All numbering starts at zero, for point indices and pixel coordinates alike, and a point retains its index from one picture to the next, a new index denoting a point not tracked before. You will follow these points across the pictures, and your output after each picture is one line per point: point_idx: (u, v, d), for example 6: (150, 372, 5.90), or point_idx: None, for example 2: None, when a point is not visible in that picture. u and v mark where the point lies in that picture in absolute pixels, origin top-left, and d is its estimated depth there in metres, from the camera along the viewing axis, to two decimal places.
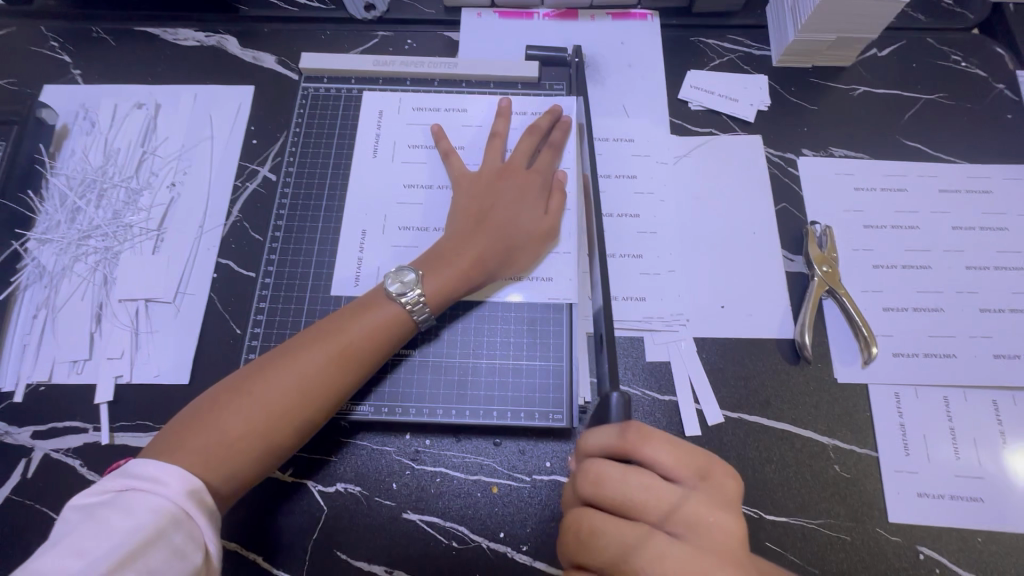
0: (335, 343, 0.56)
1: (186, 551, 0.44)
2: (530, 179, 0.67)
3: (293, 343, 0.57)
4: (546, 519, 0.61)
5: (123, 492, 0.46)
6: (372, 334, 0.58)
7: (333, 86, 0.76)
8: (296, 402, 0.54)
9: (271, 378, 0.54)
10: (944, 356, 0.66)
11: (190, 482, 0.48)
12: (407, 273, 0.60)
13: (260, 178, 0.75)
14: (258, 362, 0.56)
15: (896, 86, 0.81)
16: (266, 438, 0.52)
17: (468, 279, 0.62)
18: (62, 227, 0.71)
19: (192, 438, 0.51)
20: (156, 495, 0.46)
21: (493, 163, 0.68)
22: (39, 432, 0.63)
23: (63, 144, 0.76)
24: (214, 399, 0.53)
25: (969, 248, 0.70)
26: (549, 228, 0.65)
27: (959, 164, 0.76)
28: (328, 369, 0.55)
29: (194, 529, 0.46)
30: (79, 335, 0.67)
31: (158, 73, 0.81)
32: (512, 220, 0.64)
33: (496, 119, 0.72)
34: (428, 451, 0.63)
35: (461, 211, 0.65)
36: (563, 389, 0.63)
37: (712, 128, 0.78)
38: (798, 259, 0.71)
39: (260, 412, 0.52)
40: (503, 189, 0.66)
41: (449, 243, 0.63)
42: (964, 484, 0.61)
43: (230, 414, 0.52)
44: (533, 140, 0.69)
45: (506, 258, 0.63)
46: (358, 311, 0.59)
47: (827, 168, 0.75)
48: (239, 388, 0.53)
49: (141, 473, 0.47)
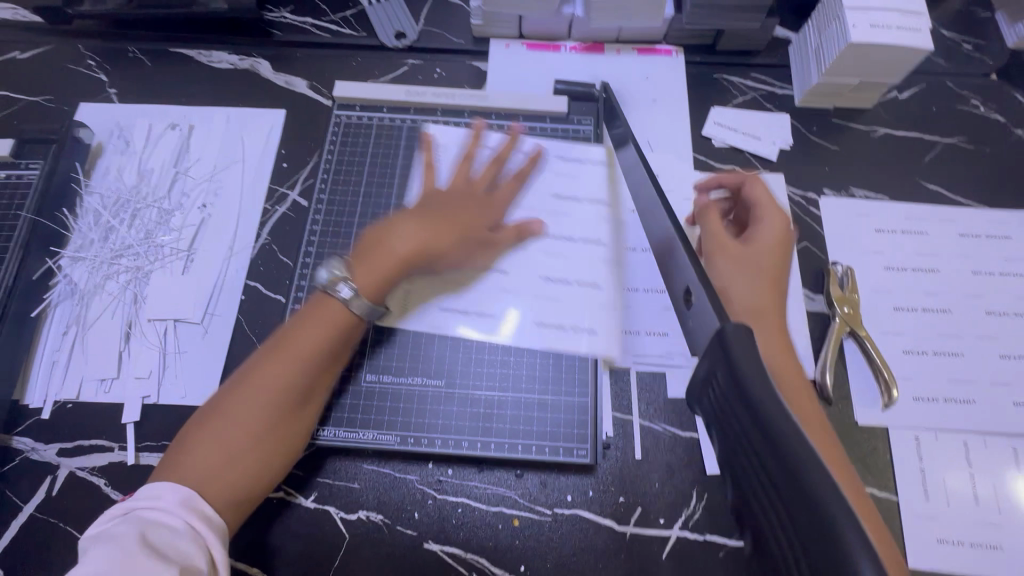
0: (285, 346, 0.56)
1: (188, 554, 0.47)
2: (529, 208, 0.68)
3: (251, 358, 0.58)
4: (567, 554, 0.61)
5: (126, 513, 0.49)
6: (320, 331, 0.57)
7: (364, 114, 0.77)
8: (259, 410, 0.54)
9: (234, 395, 0.55)
10: (965, 401, 0.66)
11: (181, 494, 0.50)
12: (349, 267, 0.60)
13: (290, 201, 0.76)
14: (223, 386, 0.57)
15: (916, 129, 0.82)
16: (241, 452, 0.53)
17: (402, 266, 0.61)
18: (94, 246, 0.72)
19: (176, 467, 0.52)
20: (153, 509, 0.49)
21: (491, 187, 0.69)
22: (65, 449, 0.64)
23: (98, 162, 0.77)
24: (196, 424, 0.55)
25: (989, 293, 0.71)
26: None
27: (979, 208, 0.77)
28: (286, 372, 0.55)
29: (195, 534, 0.49)
30: (108, 354, 0.68)
31: (192, 95, 0.83)
32: (511, 241, 0.65)
33: (501, 145, 0.72)
34: (451, 481, 0.63)
35: (459, 233, 0.66)
36: (588, 425, 0.64)
37: (735, 165, 0.79)
38: (819, 297, 0.71)
39: (225, 427, 0.53)
40: (496, 213, 0.67)
41: (446, 265, 0.64)
42: (985, 532, 0.61)
43: (206, 436, 0.53)
44: (531, 170, 0.71)
45: (461, 250, 0.63)
46: (305, 316, 0.59)
47: (848, 209, 0.77)
48: (214, 409, 0.55)
49: (138, 496, 0.50)
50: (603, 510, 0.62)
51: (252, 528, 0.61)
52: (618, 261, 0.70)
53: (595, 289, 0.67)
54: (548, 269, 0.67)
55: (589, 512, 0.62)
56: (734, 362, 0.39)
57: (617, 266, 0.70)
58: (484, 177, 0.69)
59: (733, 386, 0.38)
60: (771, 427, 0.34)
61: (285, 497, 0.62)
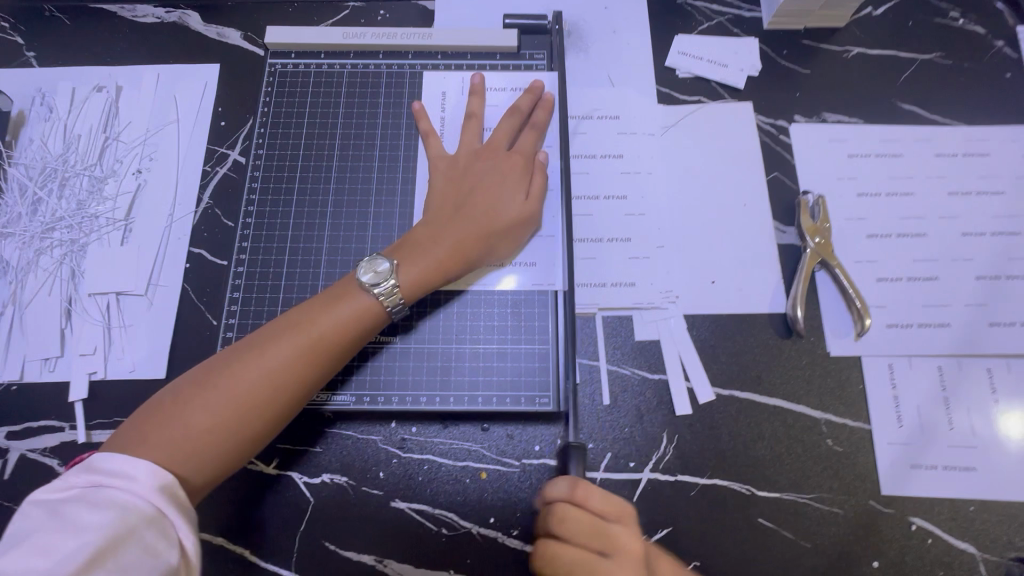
0: (308, 335, 0.54)
1: (158, 549, 0.42)
2: (510, 162, 0.64)
3: (263, 334, 0.55)
4: (536, 503, 0.60)
5: (92, 487, 0.44)
6: (346, 323, 0.55)
7: (301, 62, 0.72)
8: (262, 395, 0.51)
9: (236, 370, 0.52)
10: (939, 325, 0.64)
11: (160, 476, 0.46)
12: (380, 262, 0.58)
13: (230, 162, 0.72)
14: (221, 354, 0.54)
15: (891, 46, 0.78)
16: (235, 432, 0.50)
17: (446, 269, 0.59)
18: (24, 220, 0.68)
19: (156, 432, 0.48)
20: (126, 491, 0.44)
21: (472, 145, 0.66)
22: (14, 432, 0.62)
23: (21, 133, 0.72)
24: (183, 388, 0.51)
25: (965, 214, 0.68)
26: (532, 211, 0.63)
27: (958, 126, 0.73)
28: (300, 364, 0.53)
29: (167, 526, 0.44)
30: (49, 332, 0.64)
31: (117, 54, 0.77)
32: (497, 202, 0.62)
33: (469, 98, 0.69)
34: (415, 438, 0.62)
35: (439, 198, 0.63)
36: (550, 372, 0.61)
37: (701, 96, 0.75)
38: (790, 230, 0.69)
39: (222, 404, 0.50)
40: (484, 171, 0.63)
41: (425, 232, 0.60)
42: (957, 454, 0.60)
43: (194, 407, 0.50)
44: (516, 121, 0.67)
45: (488, 244, 0.61)
46: (329, 301, 0.57)
47: (820, 134, 0.73)
48: (206, 380, 0.51)
49: (109, 467, 0.46)
50: None
51: (214, 498, 0.60)
52: None
53: (553, 237, 0.65)
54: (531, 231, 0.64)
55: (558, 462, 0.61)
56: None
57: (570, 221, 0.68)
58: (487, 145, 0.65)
59: None
60: None
61: (245, 465, 0.61)
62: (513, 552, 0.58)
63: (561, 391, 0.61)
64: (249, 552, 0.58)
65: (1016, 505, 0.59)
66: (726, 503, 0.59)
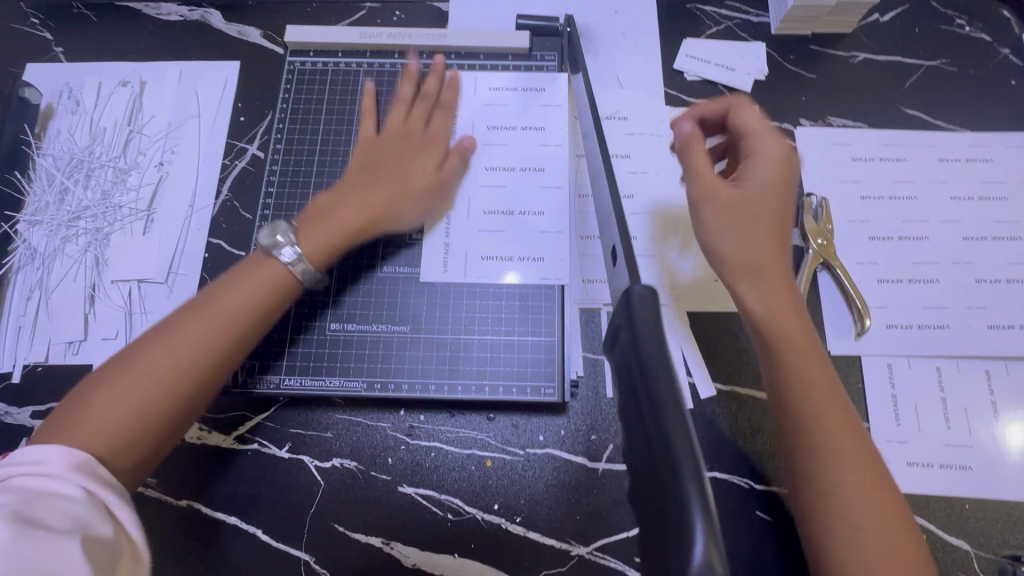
0: (219, 310, 0.52)
1: (89, 519, 0.41)
2: (421, 143, 0.66)
3: (169, 318, 0.52)
4: (539, 492, 0.61)
5: (1, 482, 0.41)
6: (244, 300, 0.53)
7: (319, 60, 0.74)
8: (189, 373, 0.49)
9: (145, 354, 0.49)
10: (938, 327, 0.65)
11: (77, 457, 0.43)
12: (281, 225, 0.58)
13: (249, 156, 0.74)
14: (135, 341, 0.50)
15: (897, 53, 0.79)
16: (161, 414, 0.47)
17: (346, 233, 0.60)
18: (51, 209, 0.71)
19: (73, 420, 0.45)
20: (40, 476, 0.42)
21: (397, 124, 0.67)
22: (39, 411, 0.64)
23: (49, 125, 0.75)
24: (96, 379, 0.48)
25: (968, 218, 0.69)
26: (440, 180, 0.65)
27: (962, 132, 0.74)
28: (216, 339, 0.51)
29: (95, 497, 0.42)
30: (73, 316, 0.67)
31: (142, 50, 0.79)
32: (400, 173, 0.63)
33: (451, 91, 0.71)
34: (422, 426, 0.64)
35: (354, 168, 0.64)
36: (556, 365, 0.63)
37: (708, 99, 0.76)
38: (793, 231, 0.70)
39: (131, 389, 0.47)
40: (388, 145, 0.65)
41: (329, 199, 0.61)
42: (954, 453, 0.62)
43: (107, 393, 0.47)
44: (426, 104, 0.68)
45: (389, 211, 0.62)
46: (230, 278, 0.55)
47: (824, 138, 0.74)
48: (125, 365, 0.48)
49: (21, 460, 0.43)
50: (574, 448, 0.63)
51: (229, 480, 0.62)
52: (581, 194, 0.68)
53: (561, 233, 0.66)
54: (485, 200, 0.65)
55: (561, 451, 0.62)
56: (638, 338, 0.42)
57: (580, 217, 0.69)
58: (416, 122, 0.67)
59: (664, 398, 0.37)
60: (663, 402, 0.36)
61: (259, 449, 0.63)
62: (516, 538, 0.60)
63: (566, 382, 0.63)
64: (262, 532, 0.61)
65: (1011, 504, 0.60)
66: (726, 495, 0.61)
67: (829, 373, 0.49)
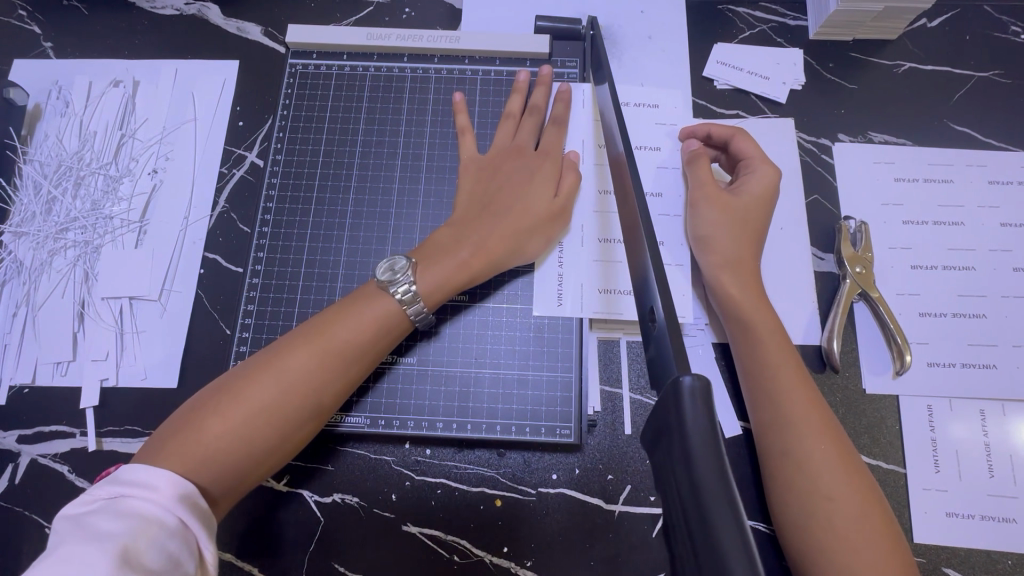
0: (328, 343, 0.52)
1: (180, 560, 0.41)
2: (541, 161, 0.62)
3: (283, 343, 0.53)
4: (551, 534, 0.58)
5: (114, 499, 0.42)
6: (365, 331, 0.53)
7: (323, 62, 0.69)
8: (284, 405, 0.50)
9: (253, 380, 0.50)
10: (984, 366, 0.61)
11: (181, 486, 0.44)
12: (399, 260, 0.56)
13: (248, 164, 0.70)
14: (243, 364, 0.52)
15: (945, 62, 0.73)
16: (254, 444, 0.49)
17: (469, 270, 0.57)
18: (38, 219, 0.67)
19: (177, 443, 0.47)
20: (149, 502, 0.42)
21: (505, 143, 0.64)
22: (25, 436, 0.61)
23: (37, 127, 0.71)
24: (203, 399, 0.50)
25: (1018, 247, 0.64)
26: (561, 209, 0.60)
27: (1014, 152, 0.68)
28: (314, 373, 0.51)
29: (189, 536, 0.43)
30: (62, 335, 0.63)
31: (135, 47, 0.74)
32: (523, 202, 0.60)
33: (511, 96, 0.67)
34: (429, 461, 0.60)
35: (468, 198, 0.61)
36: (572, 402, 0.59)
37: (739, 110, 0.71)
38: (829, 258, 0.65)
39: (239, 415, 0.48)
40: (511, 171, 0.62)
41: (451, 233, 0.59)
42: (997, 504, 0.57)
43: (213, 417, 0.48)
44: (534, 121, 0.65)
45: (514, 246, 0.59)
46: (350, 306, 0.55)
47: (865, 156, 0.69)
48: (228, 389, 0.50)
49: (130, 479, 0.44)
50: (590, 488, 0.59)
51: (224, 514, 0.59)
52: (601, 211, 0.64)
53: (580, 255, 0.62)
54: (558, 234, 0.62)
55: (575, 492, 0.59)
56: (704, 499, 0.26)
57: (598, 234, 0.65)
58: (512, 144, 0.63)
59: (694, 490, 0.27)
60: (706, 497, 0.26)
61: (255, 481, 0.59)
62: None
63: (582, 420, 0.59)
64: (258, 569, 0.57)
65: None
66: None
67: (821, 404, 0.53)
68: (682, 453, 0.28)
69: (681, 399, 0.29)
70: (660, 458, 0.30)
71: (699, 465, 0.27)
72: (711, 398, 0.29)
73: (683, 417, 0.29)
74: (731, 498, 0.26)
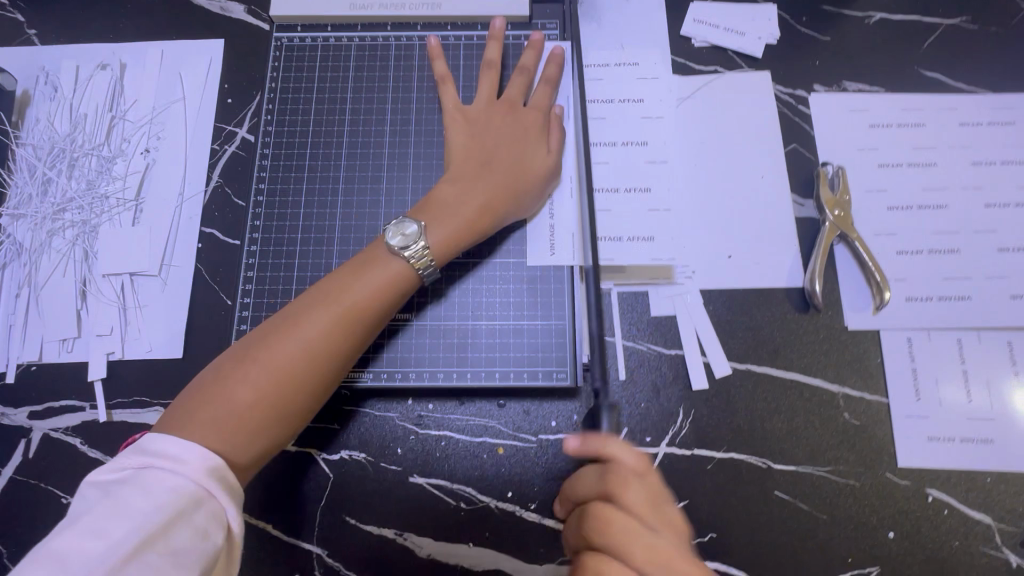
0: (340, 305, 0.54)
1: (208, 531, 0.43)
2: (530, 114, 0.64)
3: (296, 308, 0.54)
4: (553, 478, 0.60)
5: (141, 469, 0.44)
6: (376, 292, 0.55)
7: (308, 35, 0.70)
8: (305, 368, 0.51)
9: (273, 346, 0.51)
10: (960, 299, 0.63)
11: (209, 457, 0.46)
12: (408, 226, 0.57)
13: (239, 140, 0.71)
14: (258, 331, 0.53)
15: (915, 11, 0.75)
16: (280, 406, 0.50)
17: (475, 227, 0.59)
18: (34, 201, 0.68)
19: (204, 410, 0.48)
20: (173, 474, 0.44)
21: (489, 96, 0.65)
22: (35, 412, 0.62)
23: (27, 112, 0.71)
24: (223, 368, 0.51)
25: (989, 185, 0.67)
26: (553, 164, 0.63)
27: (983, 94, 0.71)
28: (331, 335, 0.53)
29: (216, 507, 0.44)
30: (65, 313, 0.64)
31: (120, 29, 0.75)
32: (518, 159, 0.62)
33: (488, 44, 0.68)
34: (432, 415, 0.62)
35: (463, 156, 0.62)
36: (567, 348, 0.61)
37: (717, 65, 0.73)
38: (808, 203, 0.67)
39: (263, 380, 0.50)
40: (503, 126, 0.63)
41: (453, 192, 0.60)
42: (974, 427, 0.60)
43: (237, 384, 0.50)
44: (524, 76, 0.66)
45: (515, 202, 0.61)
46: (359, 269, 0.56)
47: (840, 104, 0.71)
48: (247, 357, 0.51)
49: (159, 450, 0.45)
50: None
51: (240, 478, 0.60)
52: None
53: (570, 210, 0.64)
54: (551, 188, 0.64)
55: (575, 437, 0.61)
56: None
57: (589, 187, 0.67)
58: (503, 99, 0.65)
59: None
60: None
61: None
62: (531, 525, 0.59)
63: (574, 365, 0.61)
64: (271, 527, 0.59)
65: None
66: (742, 477, 0.59)
67: None
68: None
69: None
70: None
71: None
72: None
73: None
74: None
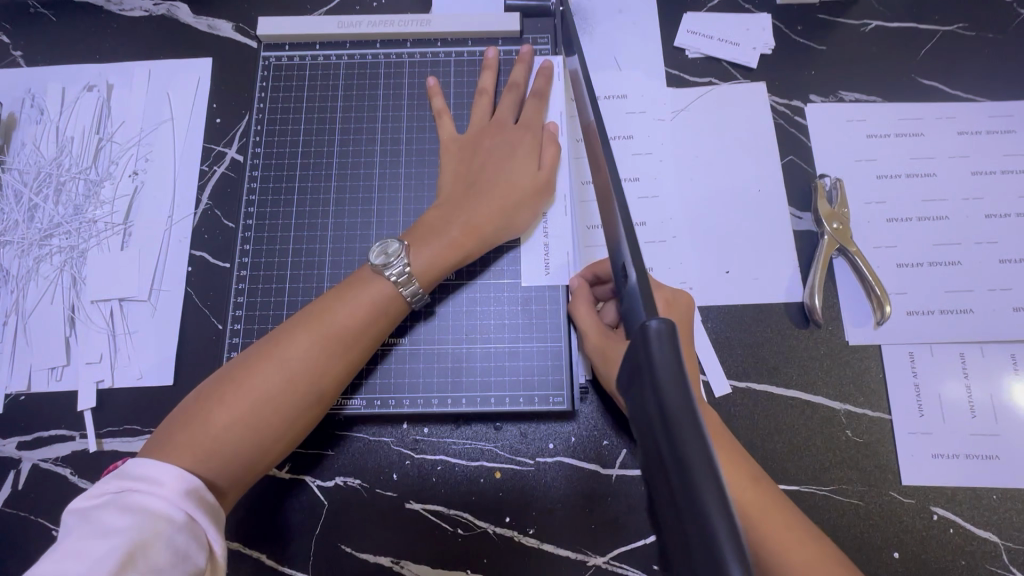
0: (326, 328, 0.53)
1: (189, 552, 0.42)
2: (521, 134, 0.63)
3: (281, 329, 0.53)
4: (551, 502, 0.59)
5: (123, 493, 0.43)
6: (362, 313, 0.54)
7: (296, 53, 0.69)
8: (288, 392, 0.50)
9: (256, 368, 0.50)
10: (962, 311, 0.63)
11: (189, 481, 0.45)
12: (391, 244, 0.57)
13: (228, 161, 0.70)
14: (243, 353, 0.53)
15: (911, 18, 0.74)
16: (261, 432, 0.49)
17: (463, 246, 0.58)
18: (21, 227, 0.67)
19: (184, 434, 0.48)
20: (155, 496, 0.43)
21: (482, 121, 0.65)
22: (24, 442, 0.61)
23: (14, 136, 0.70)
24: (205, 391, 0.50)
25: (989, 194, 0.66)
26: (545, 181, 0.62)
27: (981, 102, 0.70)
28: (316, 358, 0.52)
29: (198, 529, 0.43)
30: (54, 341, 0.64)
31: (106, 50, 0.74)
32: (508, 177, 0.61)
33: (482, 73, 0.67)
34: (428, 439, 0.61)
35: (452, 179, 0.62)
36: (563, 371, 0.60)
37: (712, 77, 0.72)
38: (806, 216, 0.66)
39: (244, 404, 0.49)
40: (491, 147, 0.62)
41: (440, 214, 0.59)
42: (978, 442, 0.59)
43: (217, 408, 0.49)
44: (515, 96, 0.65)
45: (505, 220, 0.60)
46: (346, 290, 0.55)
47: (837, 115, 0.70)
48: (230, 380, 0.50)
49: (140, 473, 0.45)
50: (586, 454, 0.60)
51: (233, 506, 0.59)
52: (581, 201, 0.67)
53: (564, 228, 0.63)
54: (544, 208, 0.63)
55: (573, 460, 0.60)
56: (672, 418, 0.28)
57: (583, 208, 0.66)
58: (492, 121, 0.64)
59: (658, 404, 0.29)
60: (668, 411, 0.28)
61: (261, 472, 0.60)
62: (529, 550, 0.58)
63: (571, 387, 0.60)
64: (265, 556, 0.58)
65: None
66: None
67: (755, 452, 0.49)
68: (650, 381, 0.30)
69: (648, 340, 0.31)
70: (635, 397, 0.32)
71: (667, 388, 0.29)
72: (676, 337, 0.31)
73: (650, 354, 0.31)
74: (695, 410, 0.28)
